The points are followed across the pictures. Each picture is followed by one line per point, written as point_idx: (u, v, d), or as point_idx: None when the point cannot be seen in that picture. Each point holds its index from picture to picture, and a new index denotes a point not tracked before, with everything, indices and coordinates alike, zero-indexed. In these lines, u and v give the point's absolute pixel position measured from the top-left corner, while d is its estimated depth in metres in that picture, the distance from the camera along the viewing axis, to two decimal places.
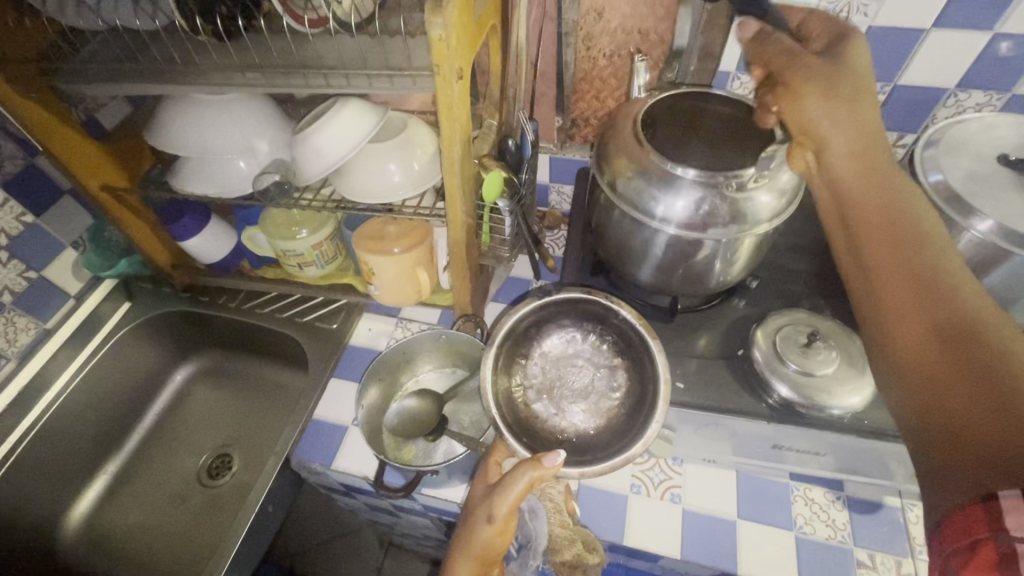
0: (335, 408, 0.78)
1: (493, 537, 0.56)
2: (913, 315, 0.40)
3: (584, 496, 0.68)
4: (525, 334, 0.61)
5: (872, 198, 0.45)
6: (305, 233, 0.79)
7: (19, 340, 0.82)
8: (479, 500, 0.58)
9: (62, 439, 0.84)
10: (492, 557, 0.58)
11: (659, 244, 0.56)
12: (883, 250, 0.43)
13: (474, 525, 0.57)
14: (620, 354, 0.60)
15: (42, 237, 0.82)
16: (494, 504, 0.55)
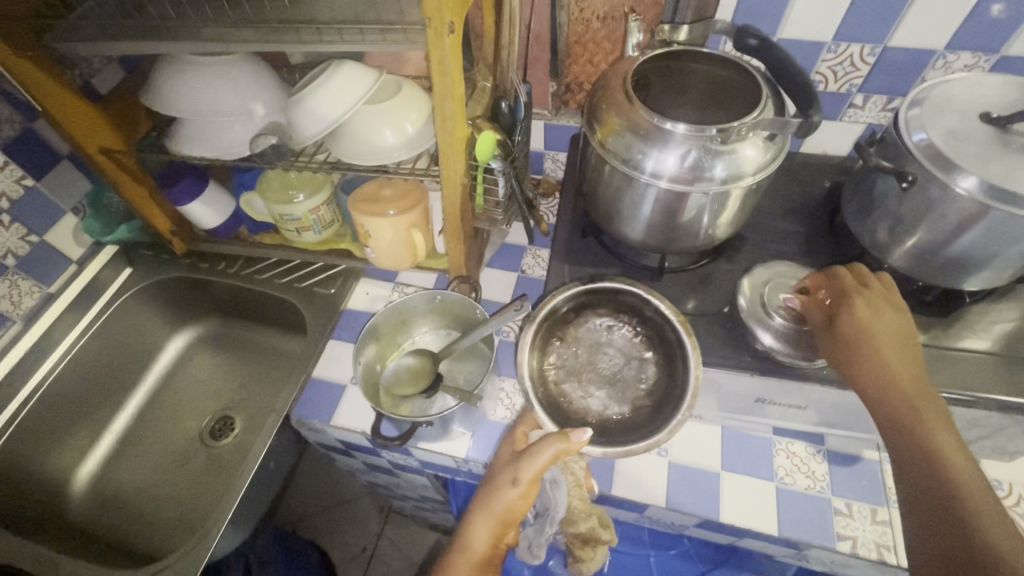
0: (333, 367, 0.80)
1: (514, 500, 0.61)
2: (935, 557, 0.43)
3: (595, 467, 0.69)
4: (564, 318, 0.65)
5: (898, 427, 0.49)
6: (302, 197, 0.80)
7: (23, 303, 0.84)
8: (506, 463, 0.63)
9: (68, 399, 0.86)
10: (511, 518, 0.63)
11: (649, 201, 0.57)
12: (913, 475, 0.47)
13: (500, 487, 0.62)
14: (652, 347, 0.63)
15: (42, 201, 0.83)
16: (521, 469, 0.59)
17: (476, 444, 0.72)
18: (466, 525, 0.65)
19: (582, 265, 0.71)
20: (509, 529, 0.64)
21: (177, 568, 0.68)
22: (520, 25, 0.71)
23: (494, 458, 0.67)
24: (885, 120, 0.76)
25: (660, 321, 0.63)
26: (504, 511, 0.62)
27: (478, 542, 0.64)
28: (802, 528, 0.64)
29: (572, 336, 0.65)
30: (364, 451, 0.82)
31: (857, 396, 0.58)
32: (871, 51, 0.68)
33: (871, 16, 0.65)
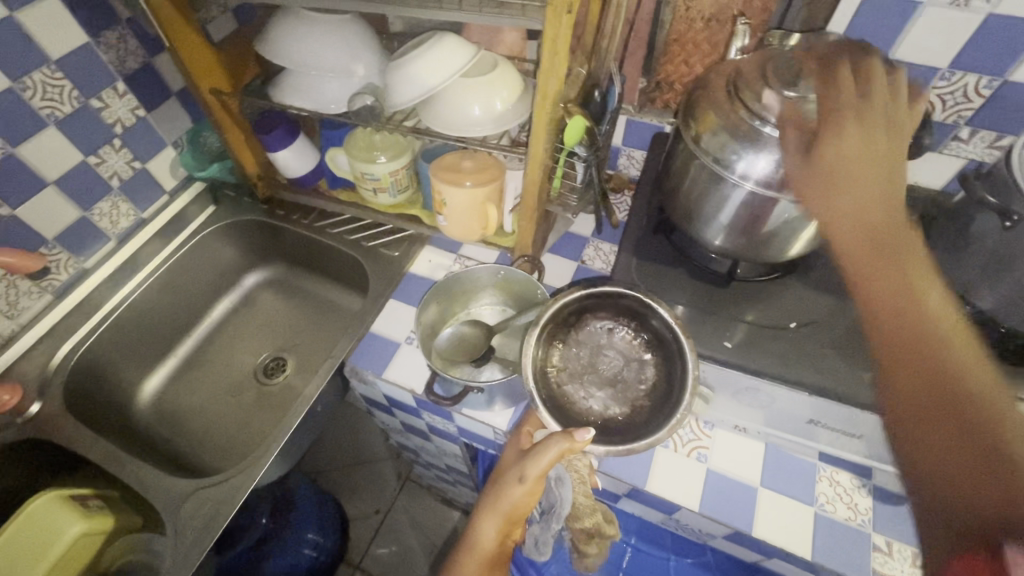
0: (389, 325, 0.82)
1: (521, 496, 0.63)
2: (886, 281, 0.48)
3: (606, 464, 0.70)
4: (566, 321, 0.64)
5: (894, 298, 0.48)
6: (385, 159, 0.83)
7: (119, 224, 0.92)
8: (512, 462, 0.65)
9: (145, 316, 0.93)
10: (517, 514, 0.65)
11: (732, 204, 0.57)
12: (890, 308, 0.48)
13: (507, 485, 0.64)
14: (651, 349, 0.62)
15: (149, 132, 0.91)
16: (526, 468, 0.61)
17: (514, 416, 0.73)
18: (474, 521, 0.67)
19: (648, 262, 0.71)
20: (514, 525, 0.66)
21: (229, 486, 0.72)
22: (624, 17, 0.72)
23: (500, 459, 0.68)
24: (990, 158, 0.72)
25: (656, 328, 0.62)
26: (509, 507, 0.64)
27: (485, 538, 0.66)
28: (837, 558, 0.63)
29: (569, 343, 0.64)
30: (405, 410, 0.85)
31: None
32: (988, 84, 0.66)
33: (997, 48, 0.62)
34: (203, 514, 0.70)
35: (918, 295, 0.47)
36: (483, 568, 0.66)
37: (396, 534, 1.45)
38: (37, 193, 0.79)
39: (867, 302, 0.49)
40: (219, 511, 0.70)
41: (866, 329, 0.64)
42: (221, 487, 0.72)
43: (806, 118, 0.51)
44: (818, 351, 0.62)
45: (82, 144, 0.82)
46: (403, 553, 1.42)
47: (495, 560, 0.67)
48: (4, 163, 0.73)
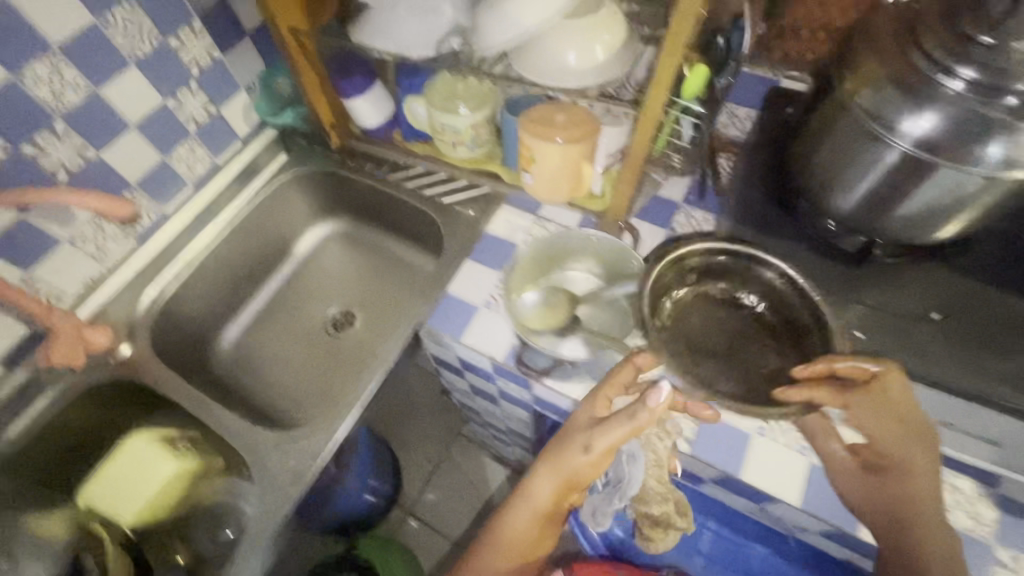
0: (468, 287, 0.79)
1: (584, 467, 0.60)
2: (909, 446, 0.56)
3: (703, 434, 0.65)
4: (685, 275, 0.64)
5: (884, 500, 0.57)
6: (467, 110, 0.78)
7: (196, 169, 0.90)
8: (581, 428, 0.61)
9: (222, 263, 0.93)
10: (577, 481, 0.62)
11: (882, 168, 0.50)
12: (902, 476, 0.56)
13: (569, 451, 0.61)
14: (773, 332, 0.61)
15: (223, 74, 0.88)
16: (594, 438, 0.58)
17: None
18: (529, 477, 0.66)
19: (761, 233, 0.66)
20: (572, 489, 0.64)
21: (313, 443, 0.72)
22: None
23: (567, 422, 0.64)
24: None
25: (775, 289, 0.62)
26: (570, 474, 0.61)
27: (541, 494, 0.65)
28: None
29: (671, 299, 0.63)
30: (478, 374, 0.83)
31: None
32: None
33: None
34: (289, 468, 0.71)
35: (918, 438, 0.55)
36: (535, 520, 0.67)
37: (450, 487, 1.48)
38: (119, 135, 0.78)
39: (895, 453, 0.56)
40: (305, 468, 0.70)
41: (1003, 317, 0.58)
42: (306, 444, 0.72)
43: (1002, 72, 0.42)
44: (947, 345, 0.57)
45: (160, 85, 0.79)
46: (453, 504, 1.46)
47: (549, 516, 0.67)
48: (88, 103, 0.72)
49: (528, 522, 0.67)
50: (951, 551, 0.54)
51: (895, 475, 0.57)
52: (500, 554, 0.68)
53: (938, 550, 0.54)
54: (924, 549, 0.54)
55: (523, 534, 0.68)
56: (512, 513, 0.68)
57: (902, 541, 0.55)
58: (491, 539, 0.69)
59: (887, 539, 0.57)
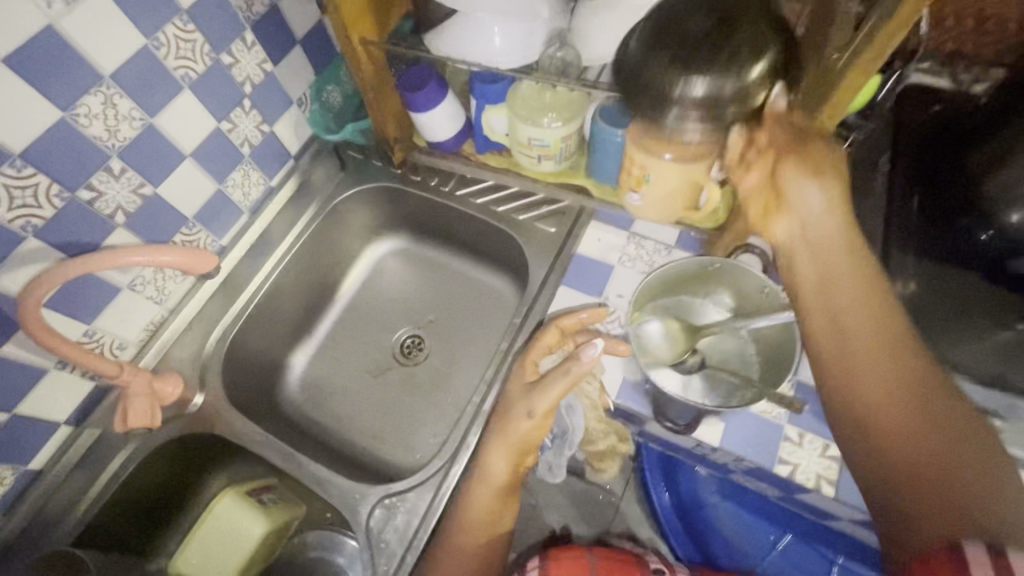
0: (566, 316, 0.72)
1: (531, 432, 0.62)
2: (865, 304, 0.51)
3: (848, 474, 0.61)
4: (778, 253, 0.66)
5: (853, 366, 0.50)
6: (557, 122, 0.70)
7: (251, 195, 0.83)
8: (520, 397, 0.63)
9: (283, 295, 0.86)
10: (529, 447, 0.63)
11: None
12: (876, 337, 0.49)
13: (512, 418, 0.62)
14: None
15: (275, 89, 0.79)
16: (534, 403, 0.61)
17: (729, 433, 0.63)
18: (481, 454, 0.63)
19: (912, 254, 0.60)
20: (526, 456, 0.63)
21: (421, 499, 0.66)
22: None
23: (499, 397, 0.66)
24: None
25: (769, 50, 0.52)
26: (520, 439, 0.62)
27: (495, 470, 0.62)
28: None
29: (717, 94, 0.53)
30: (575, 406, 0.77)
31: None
32: None
33: None
34: (396, 525, 0.65)
35: (880, 310, 0.50)
36: (496, 496, 0.62)
37: None
38: (175, 168, 0.70)
39: (849, 312, 0.51)
40: (414, 524, 0.65)
41: None
42: (413, 500, 0.66)
43: None
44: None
45: (213, 108, 0.71)
46: None
47: (509, 492, 0.64)
48: (143, 135, 0.65)
49: (492, 498, 0.62)
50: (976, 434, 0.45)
51: (893, 343, 0.49)
52: (466, 538, 0.61)
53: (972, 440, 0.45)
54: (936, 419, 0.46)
55: (490, 512, 0.62)
56: (475, 496, 0.62)
57: (917, 409, 0.46)
58: (458, 524, 0.62)
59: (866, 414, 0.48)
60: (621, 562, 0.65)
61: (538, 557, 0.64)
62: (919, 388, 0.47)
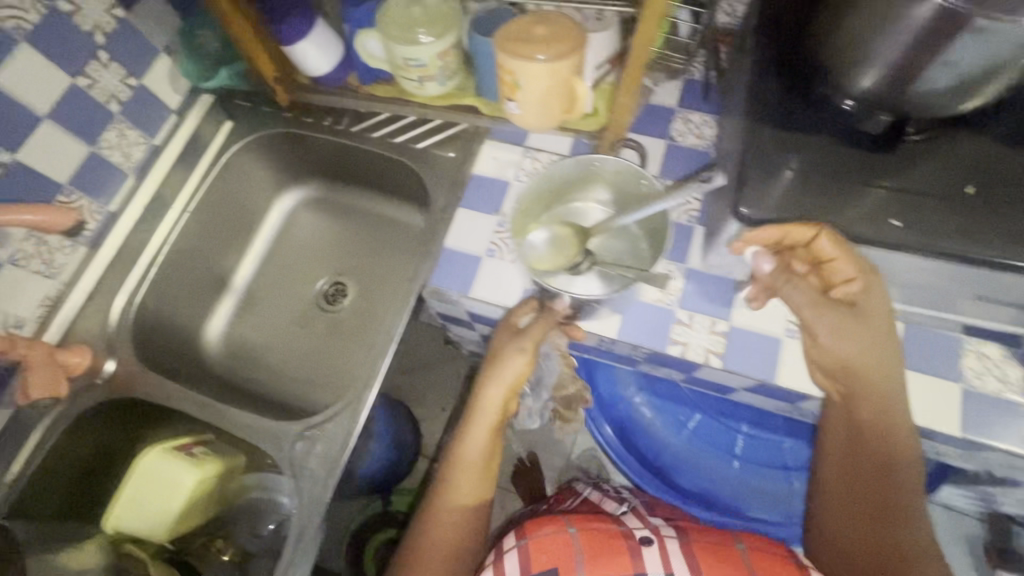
0: (466, 237, 0.73)
1: (523, 365, 0.66)
2: (860, 447, 0.63)
3: (734, 343, 0.65)
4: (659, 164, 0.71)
5: (853, 485, 0.64)
6: (429, 38, 0.68)
7: (133, 155, 0.80)
8: (505, 341, 0.67)
9: (188, 258, 0.84)
10: (519, 382, 0.68)
11: (903, 42, 0.46)
12: (867, 472, 0.63)
13: (506, 356, 0.66)
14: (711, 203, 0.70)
15: (134, 37, 0.75)
16: (527, 342, 0.65)
17: (626, 325, 0.66)
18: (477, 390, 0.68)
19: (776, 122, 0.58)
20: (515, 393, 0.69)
21: (338, 428, 0.67)
22: None
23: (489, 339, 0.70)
24: None
25: None
26: (512, 376, 0.67)
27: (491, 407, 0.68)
28: (986, 431, 0.59)
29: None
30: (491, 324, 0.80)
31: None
32: None
33: None
34: (317, 454, 0.67)
35: (881, 460, 0.61)
36: (490, 429, 0.68)
37: None
38: (31, 131, 0.66)
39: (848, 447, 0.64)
40: (333, 450, 0.67)
41: None
42: (330, 428, 0.68)
43: None
44: (971, 217, 0.53)
45: (62, 62, 0.67)
46: None
47: (502, 424, 0.70)
48: None
49: (486, 433, 0.68)
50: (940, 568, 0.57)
51: (885, 474, 0.61)
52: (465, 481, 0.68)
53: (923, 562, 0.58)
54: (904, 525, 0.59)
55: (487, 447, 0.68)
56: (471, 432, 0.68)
57: (883, 516, 0.61)
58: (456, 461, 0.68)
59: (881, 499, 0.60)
60: (606, 538, 0.60)
61: (515, 535, 0.62)
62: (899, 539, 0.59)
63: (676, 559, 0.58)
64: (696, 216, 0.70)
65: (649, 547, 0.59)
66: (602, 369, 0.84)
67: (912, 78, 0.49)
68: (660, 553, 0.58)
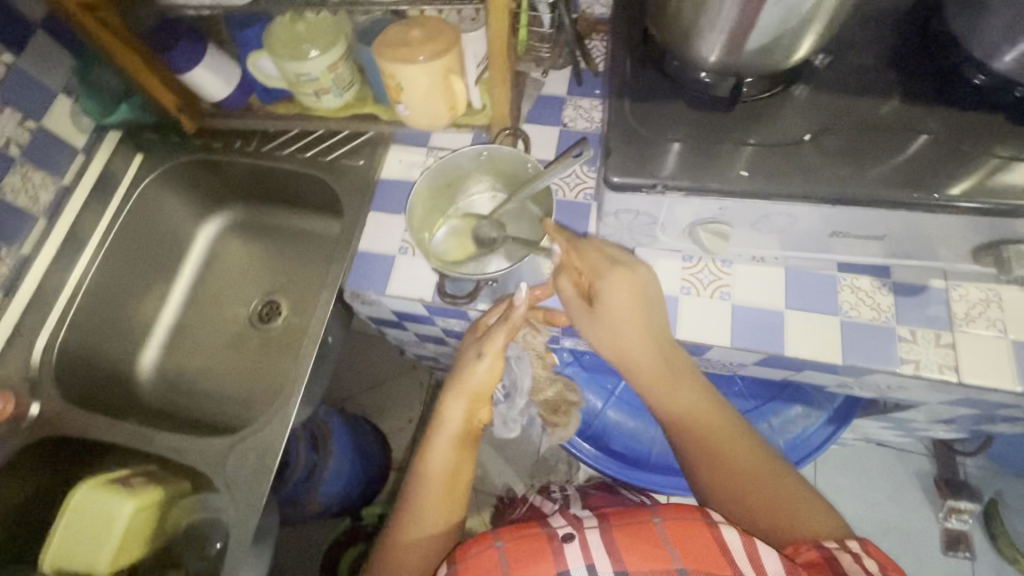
0: (378, 239, 0.76)
1: (488, 372, 0.66)
2: (677, 393, 0.61)
3: None
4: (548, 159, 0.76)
5: (692, 435, 0.60)
6: (316, 53, 0.70)
7: (41, 197, 0.80)
8: (471, 343, 0.68)
9: (109, 293, 0.85)
10: (484, 393, 0.67)
11: (717, 8, 0.51)
12: (694, 415, 0.60)
13: (471, 364, 0.66)
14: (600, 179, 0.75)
15: (27, 81, 0.75)
16: (486, 343, 0.65)
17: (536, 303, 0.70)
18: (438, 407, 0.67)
19: (628, 99, 0.64)
20: (480, 404, 0.67)
21: (265, 436, 0.70)
22: None
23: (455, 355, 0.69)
24: None
25: None
26: (475, 388, 0.66)
27: (452, 420, 0.66)
28: (866, 357, 0.65)
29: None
30: (417, 321, 0.82)
31: (915, 216, 0.57)
32: None
33: None
34: (250, 464, 0.70)
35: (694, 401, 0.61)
36: (454, 447, 0.65)
37: None
38: None
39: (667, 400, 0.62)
40: (264, 457, 0.70)
41: (871, 125, 0.60)
42: (257, 439, 0.70)
43: None
44: (818, 160, 0.58)
45: None
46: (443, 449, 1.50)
47: (466, 443, 0.67)
48: None
49: (448, 451, 0.65)
50: (825, 513, 0.54)
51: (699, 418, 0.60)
52: (429, 501, 0.63)
53: (812, 518, 0.53)
54: (776, 494, 0.55)
55: (453, 463, 0.64)
56: (432, 450, 0.65)
57: (726, 444, 0.58)
58: (418, 482, 0.64)
59: (732, 483, 0.56)
60: (533, 541, 0.52)
61: (447, 562, 0.54)
62: (745, 464, 0.57)
63: (597, 553, 0.50)
64: (591, 194, 0.75)
65: (571, 543, 0.51)
66: None
67: (738, 44, 0.54)
68: (582, 545, 0.51)
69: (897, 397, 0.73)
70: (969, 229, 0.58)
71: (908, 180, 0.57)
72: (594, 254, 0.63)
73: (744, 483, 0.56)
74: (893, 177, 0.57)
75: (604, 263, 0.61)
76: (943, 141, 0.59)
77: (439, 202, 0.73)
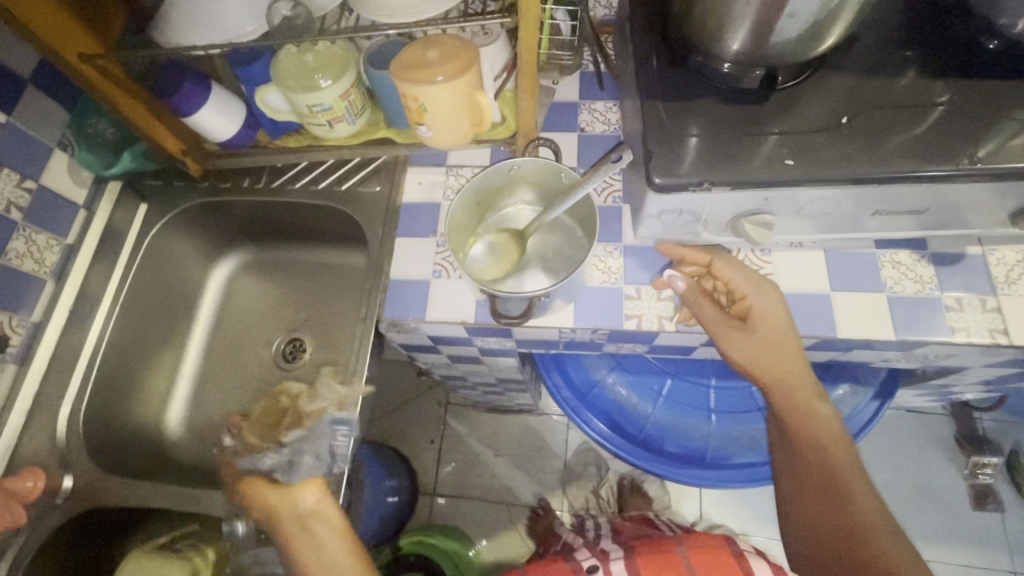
0: (409, 265, 0.74)
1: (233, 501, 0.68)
2: (808, 430, 0.62)
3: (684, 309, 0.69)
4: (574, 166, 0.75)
5: (814, 477, 0.61)
6: (328, 82, 0.68)
7: (47, 260, 0.76)
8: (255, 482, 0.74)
9: (129, 350, 0.82)
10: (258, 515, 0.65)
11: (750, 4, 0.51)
12: (819, 455, 0.61)
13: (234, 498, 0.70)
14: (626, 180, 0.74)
15: (22, 140, 0.71)
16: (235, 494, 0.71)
17: (581, 315, 0.69)
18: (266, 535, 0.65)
19: (657, 99, 0.63)
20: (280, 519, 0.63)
21: None
22: None
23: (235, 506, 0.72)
24: None
25: None
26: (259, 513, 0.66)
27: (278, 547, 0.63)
28: (916, 329, 0.65)
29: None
30: (454, 343, 0.80)
31: (954, 188, 0.58)
32: None
33: None
34: None
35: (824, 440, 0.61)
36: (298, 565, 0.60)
37: None
38: None
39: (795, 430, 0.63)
40: None
41: (899, 102, 0.61)
42: None
43: None
44: (852, 142, 0.59)
45: None
46: None
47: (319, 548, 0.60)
48: None
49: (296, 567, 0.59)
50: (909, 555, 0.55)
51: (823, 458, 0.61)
52: None
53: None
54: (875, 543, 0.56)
55: None
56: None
57: (840, 496, 0.59)
58: None
59: (839, 526, 0.58)
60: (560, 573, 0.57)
61: None
62: (857, 515, 0.58)
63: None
64: (620, 196, 0.74)
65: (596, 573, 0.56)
66: (572, 359, 0.87)
67: (771, 36, 0.54)
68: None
69: (943, 365, 0.73)
70: (1007, 196, 0.59)
71: (945, 153, 0.57)
72: (729, 263, 0.64)
73: (851, 530, 0.57)
74: (931, 151, 0.57)
75: (751, 287, 0.63)
76: (974, 110, 0.60)
77: (471, 220, 0.72)
